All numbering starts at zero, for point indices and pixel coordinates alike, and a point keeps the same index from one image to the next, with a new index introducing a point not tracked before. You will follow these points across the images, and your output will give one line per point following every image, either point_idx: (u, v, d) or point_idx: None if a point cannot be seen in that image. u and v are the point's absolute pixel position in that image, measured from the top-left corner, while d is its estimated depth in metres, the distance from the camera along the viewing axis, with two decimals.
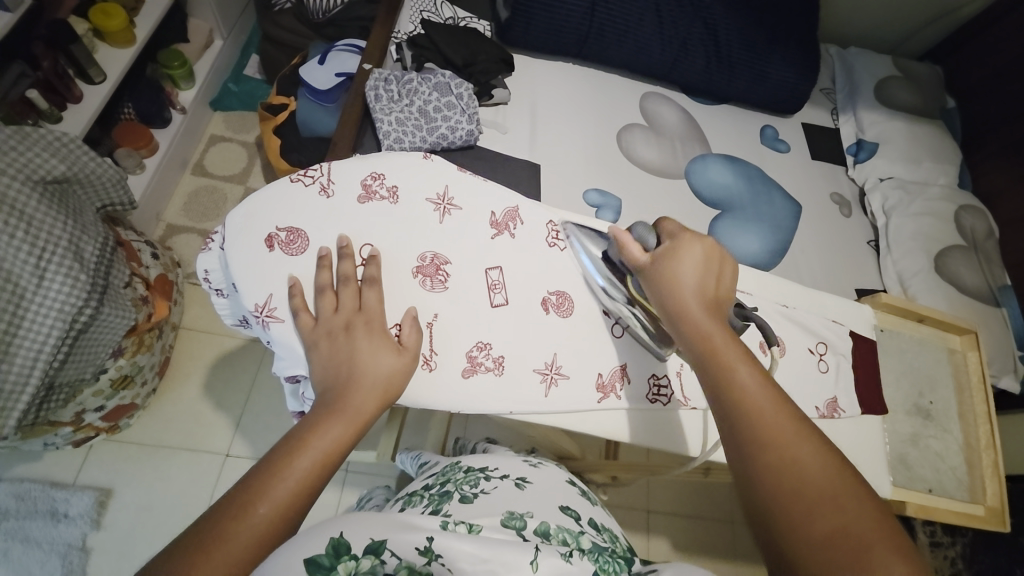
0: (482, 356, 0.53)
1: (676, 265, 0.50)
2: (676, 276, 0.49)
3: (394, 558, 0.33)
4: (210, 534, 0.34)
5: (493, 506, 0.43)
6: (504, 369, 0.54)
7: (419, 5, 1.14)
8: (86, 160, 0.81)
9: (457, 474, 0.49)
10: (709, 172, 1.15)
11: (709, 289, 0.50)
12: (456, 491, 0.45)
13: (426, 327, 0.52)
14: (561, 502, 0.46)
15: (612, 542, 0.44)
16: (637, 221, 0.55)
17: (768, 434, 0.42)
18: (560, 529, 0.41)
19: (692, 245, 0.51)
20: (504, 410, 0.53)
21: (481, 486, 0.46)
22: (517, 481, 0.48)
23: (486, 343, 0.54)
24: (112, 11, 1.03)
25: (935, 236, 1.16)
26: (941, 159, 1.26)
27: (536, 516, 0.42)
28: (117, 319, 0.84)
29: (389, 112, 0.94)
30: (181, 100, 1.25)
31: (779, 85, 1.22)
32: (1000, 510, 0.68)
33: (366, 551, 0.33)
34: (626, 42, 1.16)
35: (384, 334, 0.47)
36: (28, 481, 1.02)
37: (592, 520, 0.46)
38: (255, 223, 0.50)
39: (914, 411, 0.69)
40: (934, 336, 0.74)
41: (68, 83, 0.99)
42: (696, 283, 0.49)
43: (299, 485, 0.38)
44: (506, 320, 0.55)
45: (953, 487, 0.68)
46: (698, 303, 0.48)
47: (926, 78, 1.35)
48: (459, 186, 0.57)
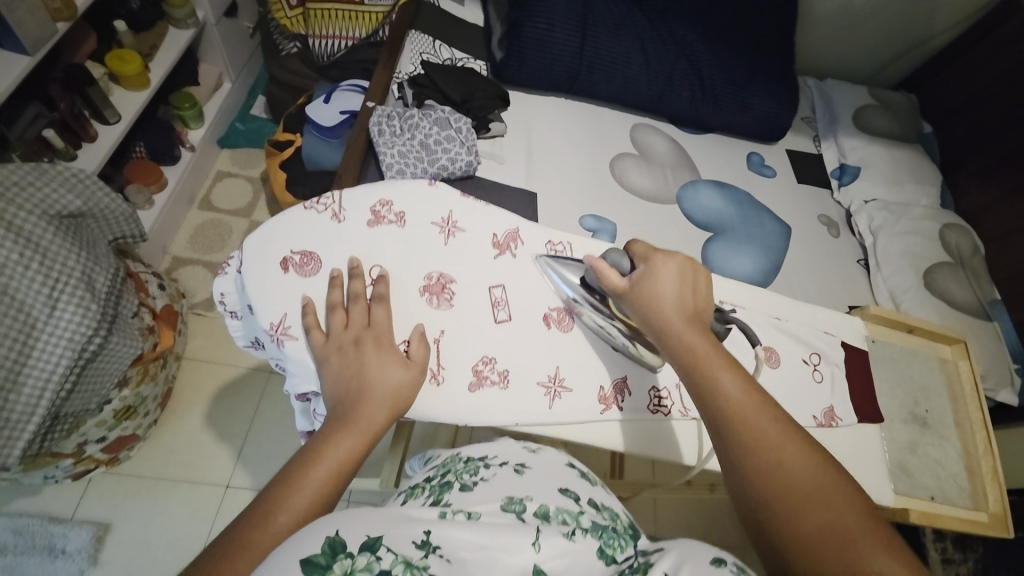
0: (487, 370, 0.55)
1: (654, 280, 0.52)
2: (656, 292, 0.52)
3: (390, 553, 0.32)
4: (235, 541, 0.36)
5: (492, 493, 0.43)
6: (509, 382, 0.55)
7: (419, 47, 1.21)
8: (101, 195, 0.84)
9: (457, 464, 0.48)
10: (700, 197, 1.19)
11: (688, 300, 0.52)
12: (457, 480, 0.45)
13: (433, 343, 0.54)
14: (560, 484, 0.45)
15: (614, 521, 0.43)
16: (610, 246, 0.57)
17: (755, 437, 0.43)
18: (560, 510, 0.41)
19: (667, 259, 0.53)
20: (509, 423, 0.54)
21: (481, 473, 0.46)
22: (517, 466, 0.47)
23: (491, 358, 0.56)
24: (128, 58, 1.09)
25: (921, 253, 1.20)
26: (922, 181, 1.31)
27: (535, 499, 0.42)
28: (125, 348, 0.85)
29: (391, 145, 0.99)
30: (190, 139, 1.30)
31: (761, 115, 1.29)
32: (1003, 515, 0.68)
33: (361, 549, 0.32)
34: (615, 78, 1.23)
35: (392, 349, 0.49)
36: (26, 515, 1.00)
37: (592, 500, 0.45)
38: (271, 246, 0.53)
39: (911, 419, 0.70)
40: (925, 346, 0.76)
41: (84, 123, 1.04)
42: (674, 296, 0.51)
43: (316, 494, 0.39)
44: (510, 335, 0.57)
45: (955, 495, 0.69)
46: (678, 316, 0.50)
47: (901, 106, 1.43)
48: (462, 210, 0.60)
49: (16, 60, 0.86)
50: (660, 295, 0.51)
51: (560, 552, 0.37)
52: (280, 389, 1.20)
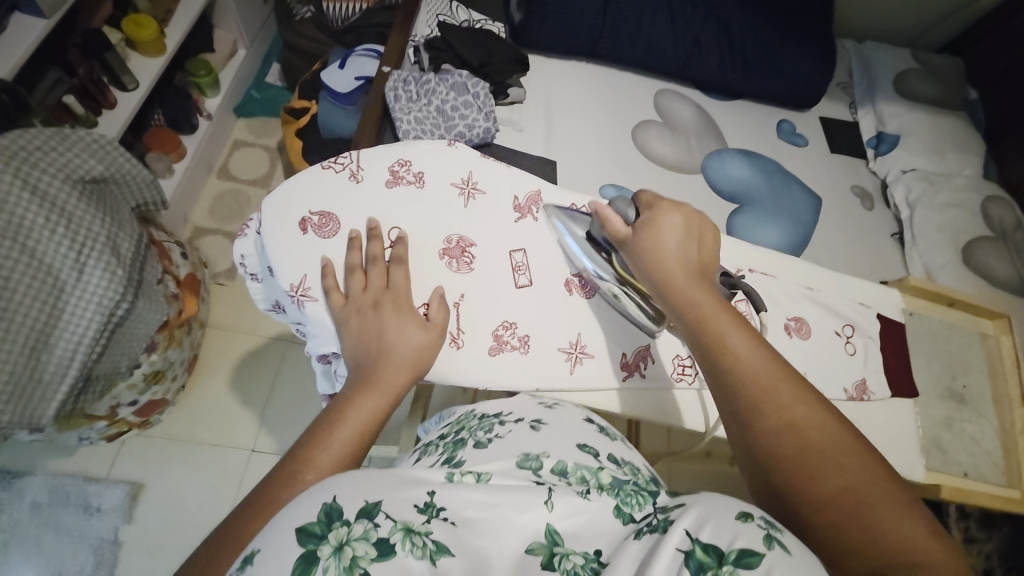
0: (507, 335, 0.54)
1: (658, 238, 0.50)
2: (659, 242, 0.50)
3: (389, 520, 0.31)
4: (263, 499, 0.36)
5: (507, 449, 0.42)
6: (529, 347, 0.55)
7: (435, 9, 1.16)
8: (122, 161, 0.84)
9: (472, 421, 0.48)
10: (726, 167, 1.15)
11: (692, 256, 0.50)
12: (470, 437, 0.45)
13: (453, 306, 0.53)
14: (579, 439, 0.45)
15: (634, 475, 0.43)
16: (618, 196, 0.55)
17: (768, 397, 0.41)
18: (578, 466, 0.41)
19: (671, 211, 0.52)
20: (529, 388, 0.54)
21: (496, 431, 0.45)
22: (533, 423, 0.47)
23: (511, 322, 0.55)
24: (144, 22, 1.07)
25: (961, 226, 1.14)
26: (965, 150, 1.24)
27: (553, 455, 0.42)
28: (152, 314, 0.87)
29: (408, 111, 0.97)
30: (207, 108, 1.30)
31: (795, 79, 1.22)
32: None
33: (358, 516, 0.31)
34: (640, 40, 1.17)
35: (411, 312, 0.48)
36: (62, 475, 1.05)
37: (611, 455, 0.45)
38: (290, 207, 0.52)
39: (947, 395, 0.68)
40: (964, 320, 0.72)
41: (103, 89, 1.04)
42: (679, 254, 0.49)
43: (341, 451, 0.39)
44: (532, 301, 0.56)
45: (988, 472, 0.66)
46: (686, 273, 0.48)
47: (946, 69, 1.34)
48: (482, 171, 0.58)
49: (33, 23, 0.86)
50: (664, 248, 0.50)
51: (573, 512, 0.36)
52: (301, 357, 1.22)
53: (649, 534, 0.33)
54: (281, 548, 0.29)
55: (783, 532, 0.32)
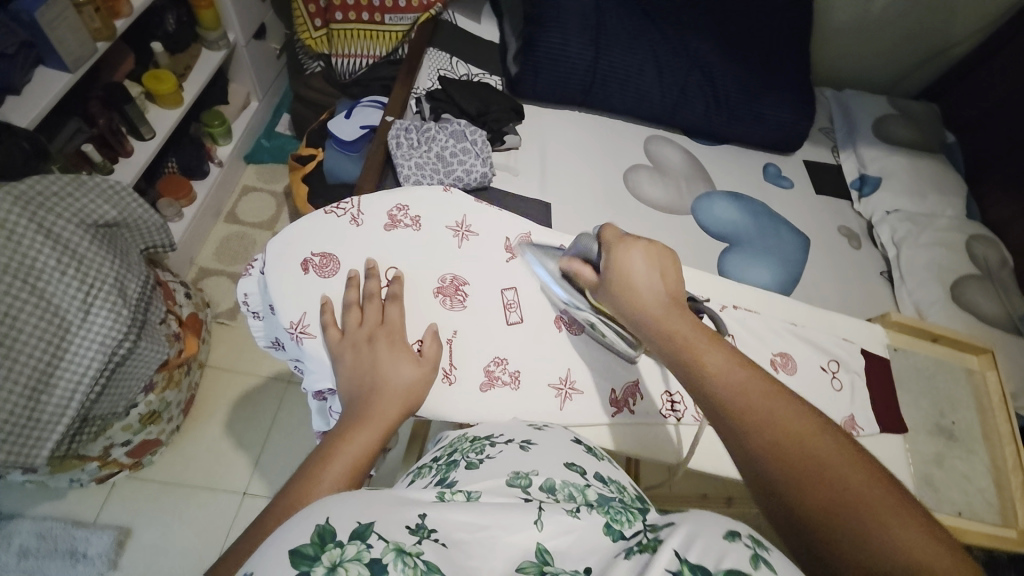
0: (498, 370, 0.56)
1: (629, 265, 0.52)
2: (630, 269, 0.51)
3: (380, 541, 0.32)
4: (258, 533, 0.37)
5: (498, 469, 0.43)
6: (520, 383, 0.56)
7: (437, 64, 1.25)
8: (136, 207, 0.89)
9: (464, 443, 0.49)
10: (715, 209, 1.19)
11: (662, 280, 0.51)
12: (462, 458, 0.45)
13: (446, 343, 0.55)
14: (566, 459, 0.46)
15: (621, 493, 0.43)
16: (582, 234, 0.57)
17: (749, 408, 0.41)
18: (565, 484, 0.42)
19: (637, 240, 0.53)
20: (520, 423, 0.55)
21: (487, 452, 0.46)
22: (522, 443, 0.48)
23: (502, 358, 0.56)
24: (163, 76, 1.15)
25: (945, 264, 1.17)
26: (945, 191, 1.29)
27: (541, 473, 0.43)
28: (153, 353, 0.89)
29: (409, 157, 1.02)
30: (219, 155, 1.36)
31: (777, 126, 1.29)
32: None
33: (351, 538, 0.32)
34: (629, 90, 1.25)
35: (405, 347, 0.50)
36: (50, 519, 1.03)
37: (598, 474, 0.45)
38: (293, 248, 0.55)
39: (936, 431, 0.68)
40: (949, 356, 0.73)
41: (121, 139, 1.10)
42: (650, 279, 0.51)
43: (333, 485, 0.40)
44: (523, 338, 0.58)
45: (983, 510, 0.65)
46: (656, 298, 0.50)
47: (922, 116, 1.41)
48: (476, 214, 0.62)
49: (57, 76, 0.92)
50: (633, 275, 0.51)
51: (563, 531, 0.36)
52: (297, 398, 1.22)
53: (639, 553, 0.34)
54: (275, 571, 0.30)
55: (770, 550, 0.33)
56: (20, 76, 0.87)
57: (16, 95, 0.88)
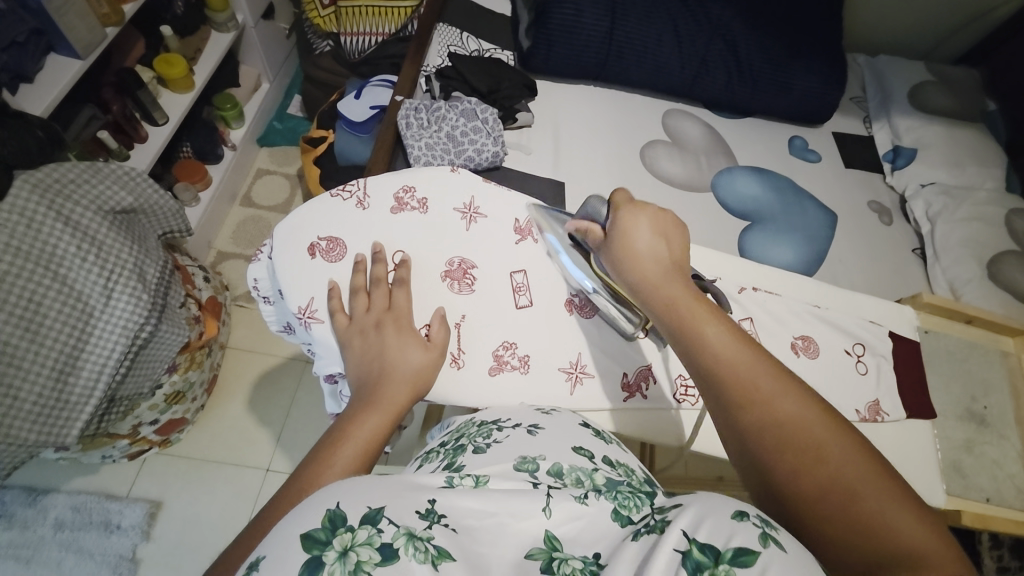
0: (508, 355, 0.55)
1: (633, 236, 0.49)
2: (630, 246, 0.49)
3: (392, 526, 0.32)
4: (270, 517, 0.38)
5: (505, 453, 0.43)
6: (530, 367, 0.55)
7: (447, 40, 1.21)
8: (151, 192, 0.90)
9: (471, 428, 0.48)
10: (736, 185, 1.15)
11: (664, 255, 0.49)
12: (469, 443, 0.45)
13: (455, 327, 0.54)
14: (575, 442, 0.45)
15: (629, 476, 0.43)
16: (591, 197, 0.56)
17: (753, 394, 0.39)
18: (574, 468, 0.41)
19: (636, 213, 0.51)
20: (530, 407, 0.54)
21: (494, 436, 0.46)
22: (529, 428, 0.47)
23: (512, 343, 0.56)
24: (174, 61, 1.14)
25: (982, 240, 1.11)
26: (985, 162, 1.22)
27: (549, 457, 0.42)
28: (174, 337, 0.91)
29: (419, 137, 1.00)
30: (232, 139, 1.37)
31: (804, 96, 1.23)
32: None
33: (362, 522, 0.32)
34: (646, 61, 1.20)
35: (412, 332, 0.49)
36: (84, 493, 1.08)
37: (606, 457, 0.44)
38: (299, 234, 0.55)
39: (967, 416, 0.65)
40: (983, 338, 0.70)
41: (135, 125, 1.10)
42: (653, 252, 0.48)
43: (344, 468, 0.39)
44: (532, 322, 0.57)
45: (1015, 497, 0.63)
46: (660, 273, 0.47)
47: (962, 81, 1.32)
48: (484, 196, 0.60)
49: (68, 63, 0.93)
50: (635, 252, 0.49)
51: (572, 517, 0.36)
52: (315, 378, 1.24)
53: (647, 534, 0.34)
54: (288, 557, 0.30)
55: (779, 529, 0.32)
56: (33, 63, 0.87)
57: (29, 83, 0.88)
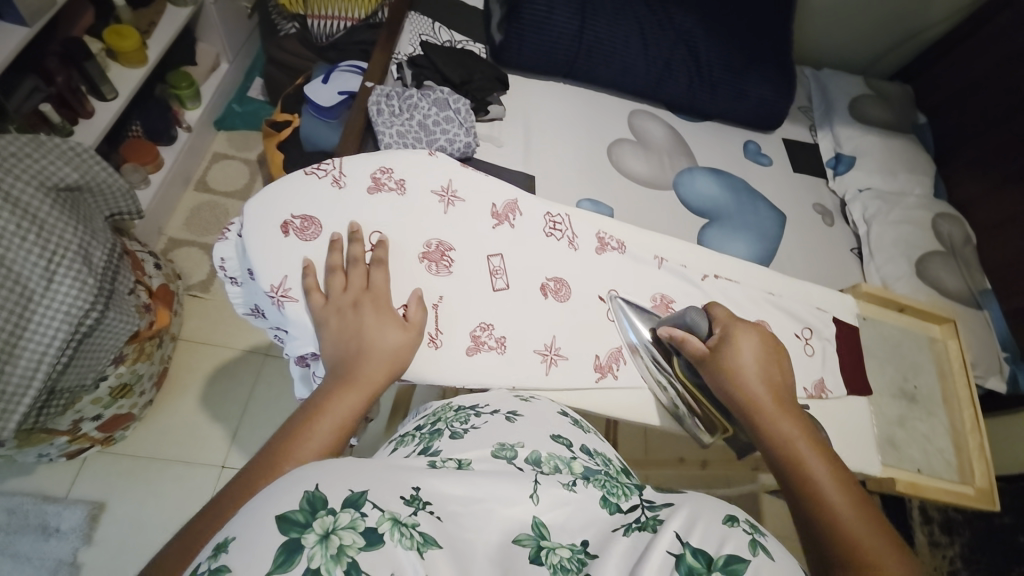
0: (485, 335, 0.56)
1: (739, 352, 0.54)
2: (737, 353, 0.54)
3: (375, 510, 0.32)
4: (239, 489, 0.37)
5: (483, 439, 0.45)
6: (506, 348, 0.56)
7: (418, 29, 1.20)
8: (99, 170, 0.84)
9: (448, 413, 0.50)
10: (696, 184, 1.21)
11: (770, 374, 0.53)
12: (447, 428, 0.47)
13: (432, 308, 0.55)
14: (552, 431, 0.48)
15: (605, 465, 0.46)
16: (692, 307, 0.58)
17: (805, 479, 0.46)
18: (551, 457, 0.44)
19: (749, 332, 0.55)
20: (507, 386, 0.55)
21: (472, 422, 0.48)
22: (508, 415, 0.50)
23: (489, 324, 0.57)
24: (127, 33, 1.06)
25: (913, 242, 1.22)
26: (915, 170, 1.33)
27: (527, 446, 0.45)
28: (122, 325, 0.86)
29: (390, 125, 0.99)
30: (187, 119, 1.30)
31: (759, 103, 1.30)
32: (990, 490, 0.69)
33: (344, 505, 0.32)
34: (613, 62, 1.23)
35: (391, 312, 0.49)
36: (19, 494, 1.00)
37: (584, 446, 0.48)
38: (271, 210, 0.53)
39: (900, 394, 0.71)
40: (915, 325, 0.76)
41: (81, 98, 1.00)
42: (756, 368, 0.53)
43: (320, 447, 0.39)
44: (508, 304, 0.58)
45: (941, 468, 0.70)
46: (763, 386, 0.52)
47: (897, 96, 1.44)
48: (462, 179, 0.60)
49: (13, 30, 0.85)
50: (740, 360, 0.53)
51: (558, 503, 0.39)
52: (276, 370, 1.20)
53: (638, 531, 0.37)
54: (264, 539, 0.30)
55: (766, 536, 0.36)
56: None
57: None
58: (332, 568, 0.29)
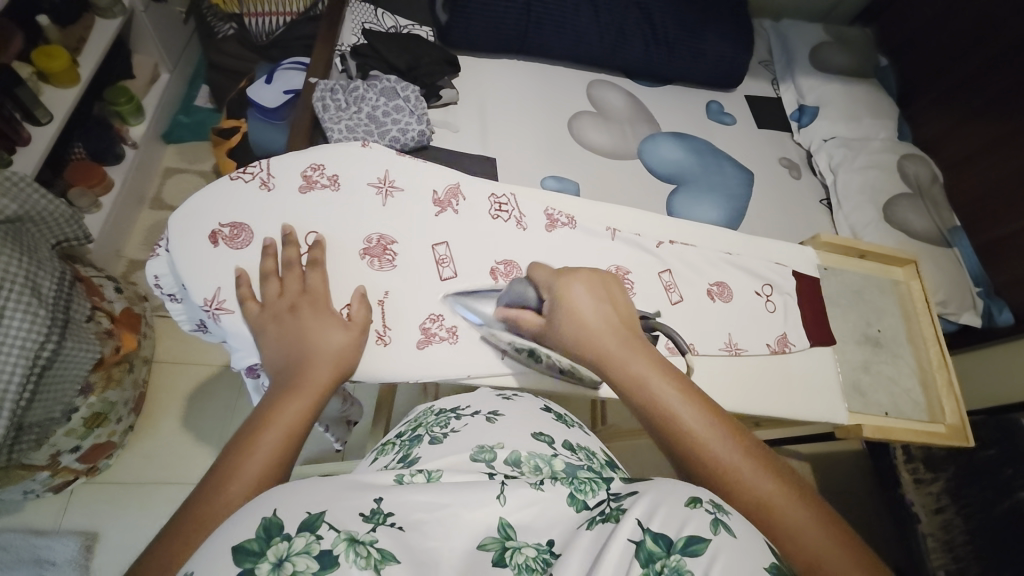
0: (436, 327, 0.55)
1: (571, 307, 0.49)
2: (575, 311, 0.49)
3: (331, 532, 0.31)
4: (191, 516, 0.34)
5: (462, 443, 0.46)
6: (459, 337, 0.56)
7: (361, 17, 1.16)
8: (37, 197, 0.81)
9: (429, 417, 0.52)
10: (661, 150, 1.20)
11: (608, 316, 0.50)
12: (426, 434, 0.49)
13: (378, 304, 0.54)
14: (535, 429, 0.49)
15: (587, 459, 0.47)
16: (515, 279, 0.54)
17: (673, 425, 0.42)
18: (531, 456, 0.45)
19: (573, 282, 0.51)
20: (463, 376, 0.55)
21: (451, 425, 0.50)
22: (489, 415, 0.50)
23: (439, 315, 0.56)
24: (54, 53, 1.00)
25: (880, 186, 1.22)
26: (878, 114, 1.33)
27: (507, 446, 0.46)
28: (82, 354, 0.84)
29: (338, 120, 0.96)
30: (132, 135, 1.25)
31: (717, 61, 1.28)
32: (961, 426, 0.71)
33: (300, 530, 0.31)
34: (566, 33, 1.20)
35: (331, 312, 0.49)
36: (7, 533, 0.99)
37: (567, 442, 0.49)
38: (198, 220, 0.51)
39: (864, 340, 0.72)
40: (876, 269, 0.77)
41: (16, 126, 0.94)
42: (594, 314, 0.49)
43: (267, 459, 0.38)
44: (458, 292, 0.57)
45: (911, 409, 0.71)
46: (605, 331, 0.48)
47: (856, 40, 1.43)
48: (399, 168, 0.58)
49: None
50: (580, 316, 0.49)
51: (527, 503, 0.38)
52: None
53: (602, 523, 0.35)
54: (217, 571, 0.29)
55: (729, 514, 0.33)
56: None
57: None
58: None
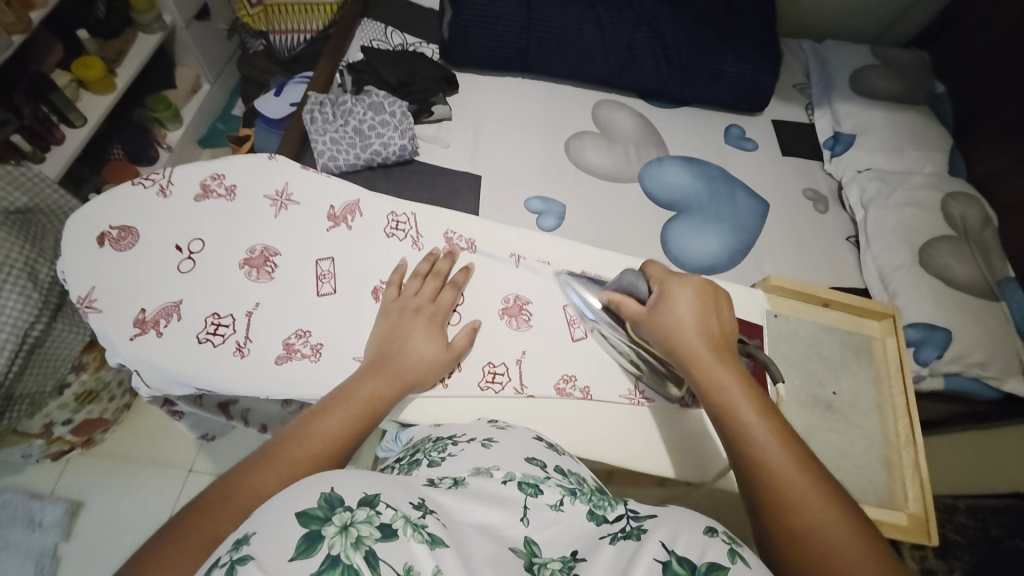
0: (299, 343, 0.59)
1: (673, 310, 0.53)
2: (673, 315, 0.53)
3: (390, 509, 0.34)
4: (223, 491, 0.41)
5: (459, 465, 0.44)
6: (320, 355, 0.58)
7: (369, 35, 1.20)
8: (50, 192, 0.90)
9: (427, 443, 0.49)
10: (665, 175, 1.13)
11: (707, 322, 0.53)
12: (424, 457, 0.46)
13: (247, 315, 0.59)
14: (528, 453, 0.46)
15: (580, 483, 0.44)
16: (626, 269, 0.59)
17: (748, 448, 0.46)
18: (527, 476, 0.43)
19: (683, 286, 0.55)
20: (313, 396, 0.56)
21: (449, 450, 0.47)
22: (484, 441, 0.48)
23: (305, 331, 0.59)
24: (91, 63, 1.14)
25: (919, 228, 1.07)
26: (924, 146, 1.18)
27: (502, 468, 0.43)
28: (72, 336, 0.92)
29: (324, 132, 1.00)
30: (168, 140, 1.37)
31: (737, 83, 1.20)
32: (924, 517, 0.60)
33: (360, 504, 0.33)
34: (569, 53, 1.18)
35: (431, 329, 0.58)
36: (10, 490, 1.09)
37: (559, 467, 0.46)
38: (94, 222, 0.61)
39: (810, 403, 0.64)
40: (844, 323, 0.69)
41: (50, 127, 1.08)
42: (690, 318, 0.53)
43: (312, 451, 0.45)
44: (331, 306, 0.61)
45: (866, 490, 0.62)
46: (703, 343, 0.51)
47: (908, 64, 1.28)
48: (297, 183, 0.67)
49: None
50: (677, 317, 0.53)
51: (549, 523, 0.39)
52: None
53: (624, 540, 0.37)
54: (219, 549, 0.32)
55: (744, 546, 0.36)
56: None
57: None
58: (352, 554, 0.30)
